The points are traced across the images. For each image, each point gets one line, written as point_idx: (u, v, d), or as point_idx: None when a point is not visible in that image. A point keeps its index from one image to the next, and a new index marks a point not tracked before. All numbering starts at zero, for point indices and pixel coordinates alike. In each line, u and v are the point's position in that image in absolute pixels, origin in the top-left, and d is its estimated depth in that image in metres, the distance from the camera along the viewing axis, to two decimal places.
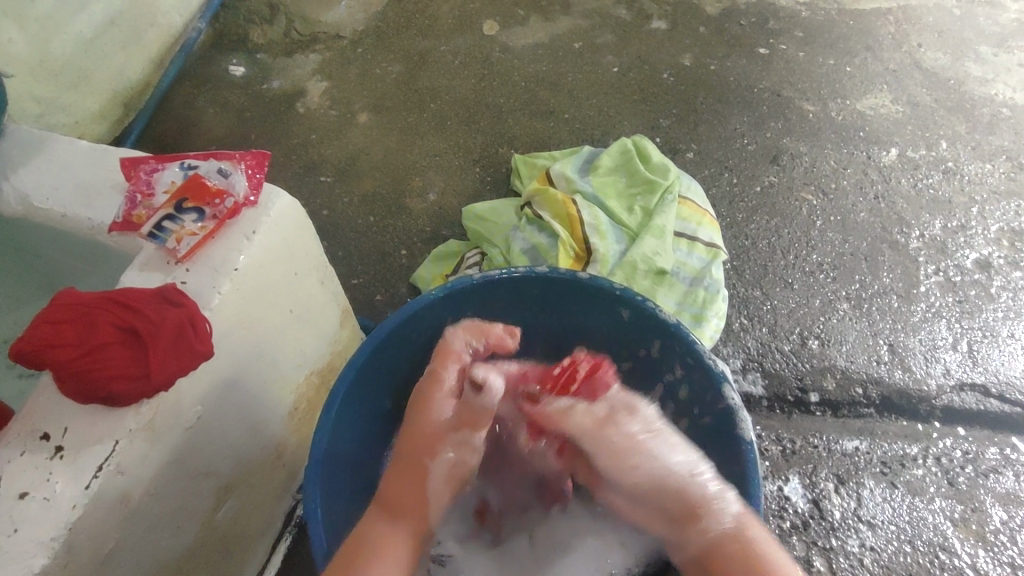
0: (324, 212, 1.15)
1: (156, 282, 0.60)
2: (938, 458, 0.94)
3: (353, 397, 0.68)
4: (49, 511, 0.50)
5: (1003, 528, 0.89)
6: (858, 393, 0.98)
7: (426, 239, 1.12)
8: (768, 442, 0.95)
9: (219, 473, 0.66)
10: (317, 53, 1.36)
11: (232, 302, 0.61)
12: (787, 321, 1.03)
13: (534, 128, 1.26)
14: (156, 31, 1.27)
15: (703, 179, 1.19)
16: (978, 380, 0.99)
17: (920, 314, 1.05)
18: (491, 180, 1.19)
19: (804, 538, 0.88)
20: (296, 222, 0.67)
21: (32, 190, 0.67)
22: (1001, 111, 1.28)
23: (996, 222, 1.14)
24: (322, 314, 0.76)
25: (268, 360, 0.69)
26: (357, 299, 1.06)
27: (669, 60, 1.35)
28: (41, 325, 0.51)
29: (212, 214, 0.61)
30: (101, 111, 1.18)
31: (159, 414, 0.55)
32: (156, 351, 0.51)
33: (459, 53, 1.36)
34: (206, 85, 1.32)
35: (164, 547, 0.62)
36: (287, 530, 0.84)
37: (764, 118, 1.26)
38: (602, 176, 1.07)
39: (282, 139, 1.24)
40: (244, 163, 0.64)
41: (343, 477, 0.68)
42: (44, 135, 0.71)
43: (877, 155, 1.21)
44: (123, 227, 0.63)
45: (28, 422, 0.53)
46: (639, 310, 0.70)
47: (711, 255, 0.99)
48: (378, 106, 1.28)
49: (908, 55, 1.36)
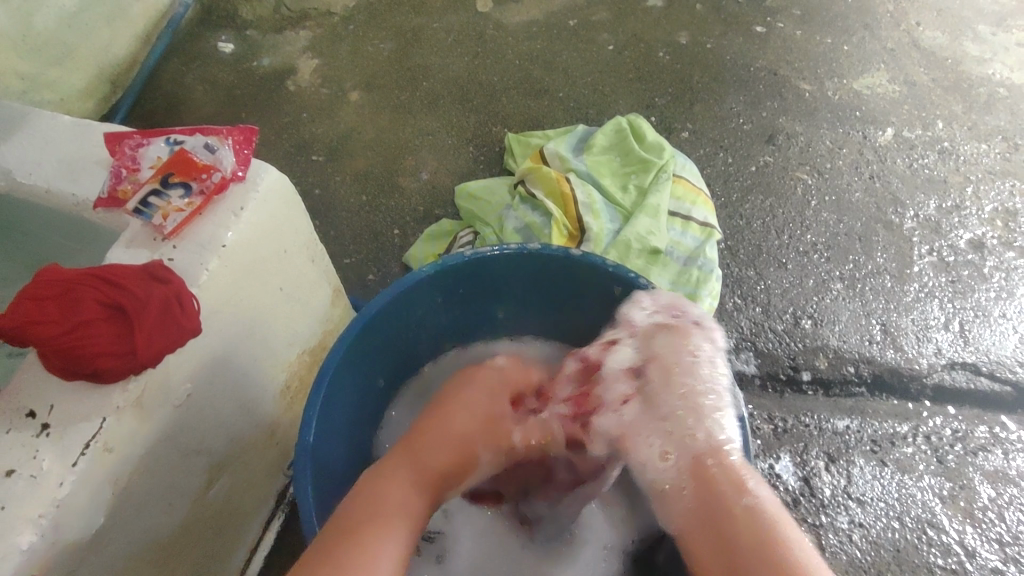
0: (316, 191, 1.14)
1: (143, 258, 0.59)
2: (928, 436, 0.94)
3: (344, 375, 0.67)
4: (35, 488, 0.49)
5: (991, 505, 0.90)
6: (850, 372, 0.98)
7: (419, 219, 1.11)
8: (760, 421, 0.95)
9: (210, 452, 0.66)
10: (308, 29, 1.34)
11: (220, 279, 0.60)
12: (780, 301, 1.03)
13: (528, 106, 1.24)
14: (143, 7, 1.24)
15: (698, 159, 1.18)
16: (968, 359, 1.00)
17: (913, 294, 1.05)
18: (484, 159, 1.18)
19: (794, 515, 0.89)
20: (285, 199, 0.65)
21: (14, 165, 0.65)
22: (999, 91, 1.27)
23: (991, 203, 1.14)
24: (313, 293, 0.75)
25: (259, 339, 0.68)
26: (348, 279, 1.05)
27: (665, 38, 1.33)
28: (24, 302, 0.50)
29: (199, 190, 0.60)
30: (87, 88, 1.16)
31: (146, 392, 0.55)
32: (141, 329, 0.51)
33: (452, 31, 1.34)
34: (195, 62, 1.30)
35: (157, 525, 0.62)
36: (281, 507, 0.84)
37: (760, 97, 1.25)
38: (597, 155, 1.06)
39: (273, 118, 1.22)
40: (232, 139, 0.63)
41: (335, 455, 0.68)
42: (26, 110, 0.69)
43: (873, 135, 1.21)
44: (109, 203, 0.61)
45: (14, 400, 0.52)
46: (631, 286, 0.70)
47: (705, 234, 0.98)
48: (370, 84, 1.26)
49: (906, 34, 1.34)
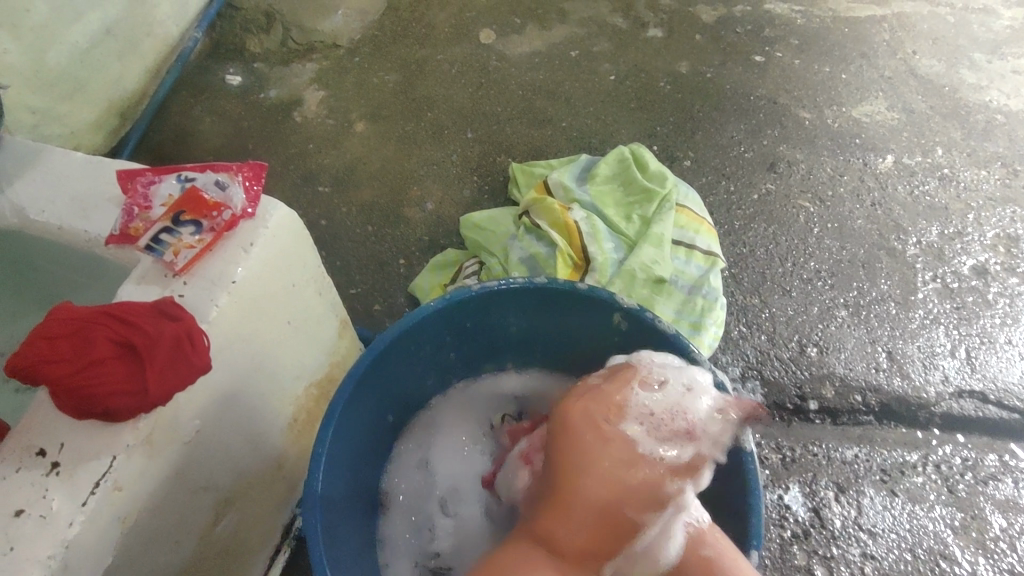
0: (322, 222, 1.15)
1: (154, 295, 0.59)
2: (939, 465, 0.94)
3: (353, 409, 0.68)
4: (44, 529, 0.49)
5: (1004, 535, 0.89)
6: (857, 401, 0.98)
7: (424, 249, 1.12)
8: (768, 451, 0.94)
9: (217, 488, 0.65)
10: (315, 62, 1.36)
11: (230, 315, 0.61)
12: (786, 329, 1.03)
13: (532, 136, 1.26)
14: (152, 41, 1.27)
15: (700, 187, 1.19)
16: (976, 386, 0.99)
17: (918, 321, 1.05)
18: (489, 188, 1.19)
19: (805, 547, 0.88)
20: (294, 234, 0.66)
21: (28, 202, 0.66)
22: (996, 117, 1.29)
23: (993, 228, 1.14)
24: (320, 326, 0.76)
25: (267, 374, 0.68)
26: (355, 310, 1.06)
27: (665, 68, 1.35)
28: (36, 341, 0.51)
29: (210, 227, 0.61)
30: (96, 122, 1.18)
31: (157, 429, 0.55)
32: (152, 367, 0.51)
33: (456, 62, 1.36)
34: (203, 94, 1.32)
35: (163, 563, 0.61)
36: (287, 542, 0.83)
37: (759, 126, 1.27)
38: (600, 185, 1.07)
39: (280, 149, 1.24)
40: (242, 175, 0.63)
41: (343, 492, 0.68)
42: (41, 148, 0.71)
43: (873, 162, 1.22)
44: (121, 240, 0.62)
45: (25, 438, 0.52)
46: (638, 320, 0.70)
47: (709, 263, 0.99)
48: (375, 115, 1.28)
49: (903, 62, 1.36)
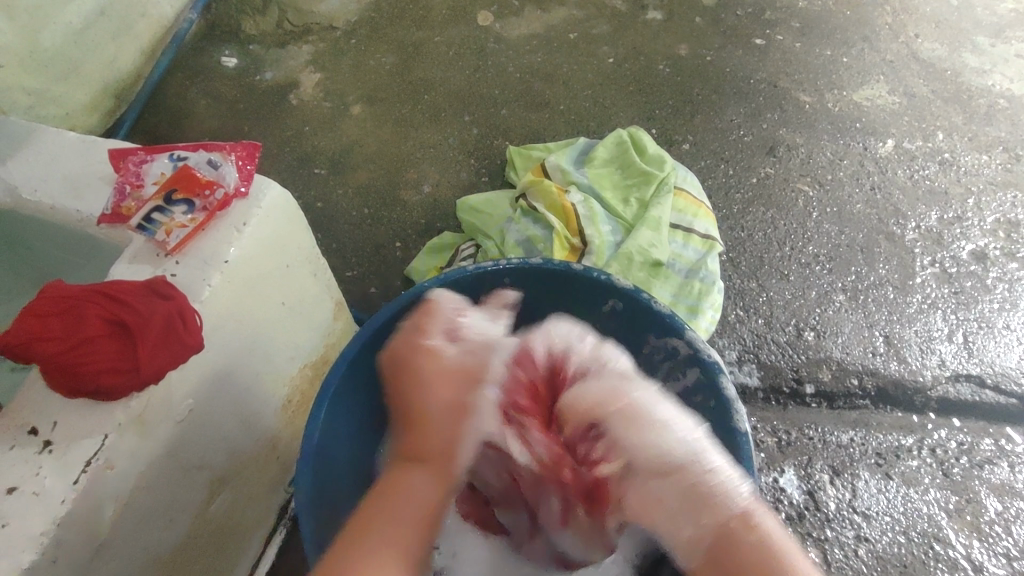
0: (318, 206, 1.14)
1: (146, 275, 0.59)
2: (933, 448, 0.94)
3: (347, 389, 0.68)
4: (38, 505, 0.49)
5: (998, 519, 0.90)
6: (854, 384, 0.98)
7: (421, 232, 1.11)
8: (763, 434, 0.95)
9: (211, 467, 0.66)
10: (311, 43, 1.35)
11: (222, 295, 0.60)
12: (783, 313, 1.03)
13: (529, 119, 1.25)
14: (147, 22, 1.25)
15: (699, 171, 1.18)
16: (973, 371, 0.99)
17: (915, 305, 1.04)
18: (487, 172, 1.18)
19: (799, 529, 0.88)
20: (287, 215, 0.66)
21: (19, 181, 0.66)
22: (998, 102, 1.27)
23: (993, 213, 1.14)
24: (315, 308, 0.76)
25: (261, 355, 0.68)
26: (351, 293, 1.06)
27: (665, 51, 1.34)
28: (27, 319, 0.50)
29: (202, 206, 0.61)
30: (91, 103, 1.16)
31: (148, 408, 0.55)
32: (144, 346, 0.51)
33: (453, 44, 1.35)
34: (198, 76, 1.30)
35: (157, 541, 0.61)
36: (282, 523, 0.84)
37: (759, 109, 1.26)
38: (598, 168, 1.06)
39: (276, 132, 1.23)
40: (235, 154, 0.62)
41: (337, 473, 0.68)
42: (32, 125, 0.70)
43: (873, 147, 1.21)
44: (112, 219, 0.61)
45: (17, 416, 0.52)
46: (633, 300, 0.70)
47: (707, 247, 0.98)
48: (372, 98, 1.27)
49: (906, 46, 1.35)
